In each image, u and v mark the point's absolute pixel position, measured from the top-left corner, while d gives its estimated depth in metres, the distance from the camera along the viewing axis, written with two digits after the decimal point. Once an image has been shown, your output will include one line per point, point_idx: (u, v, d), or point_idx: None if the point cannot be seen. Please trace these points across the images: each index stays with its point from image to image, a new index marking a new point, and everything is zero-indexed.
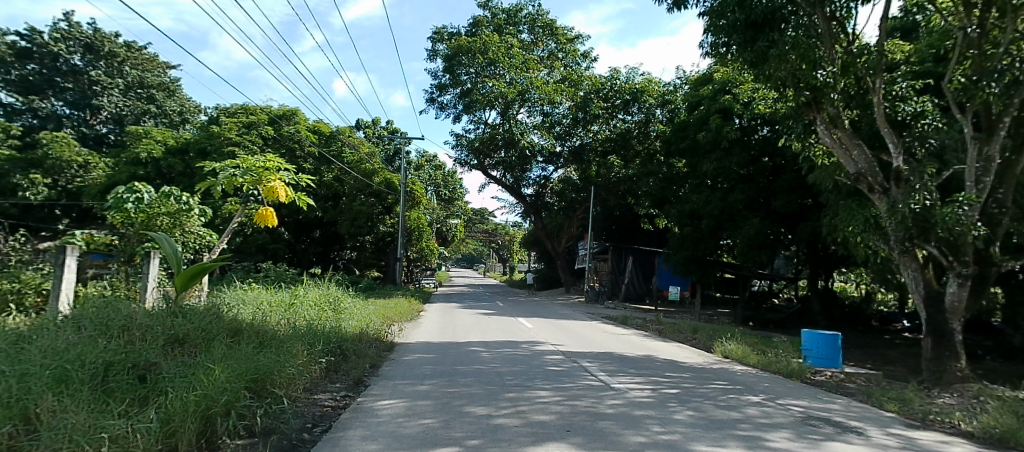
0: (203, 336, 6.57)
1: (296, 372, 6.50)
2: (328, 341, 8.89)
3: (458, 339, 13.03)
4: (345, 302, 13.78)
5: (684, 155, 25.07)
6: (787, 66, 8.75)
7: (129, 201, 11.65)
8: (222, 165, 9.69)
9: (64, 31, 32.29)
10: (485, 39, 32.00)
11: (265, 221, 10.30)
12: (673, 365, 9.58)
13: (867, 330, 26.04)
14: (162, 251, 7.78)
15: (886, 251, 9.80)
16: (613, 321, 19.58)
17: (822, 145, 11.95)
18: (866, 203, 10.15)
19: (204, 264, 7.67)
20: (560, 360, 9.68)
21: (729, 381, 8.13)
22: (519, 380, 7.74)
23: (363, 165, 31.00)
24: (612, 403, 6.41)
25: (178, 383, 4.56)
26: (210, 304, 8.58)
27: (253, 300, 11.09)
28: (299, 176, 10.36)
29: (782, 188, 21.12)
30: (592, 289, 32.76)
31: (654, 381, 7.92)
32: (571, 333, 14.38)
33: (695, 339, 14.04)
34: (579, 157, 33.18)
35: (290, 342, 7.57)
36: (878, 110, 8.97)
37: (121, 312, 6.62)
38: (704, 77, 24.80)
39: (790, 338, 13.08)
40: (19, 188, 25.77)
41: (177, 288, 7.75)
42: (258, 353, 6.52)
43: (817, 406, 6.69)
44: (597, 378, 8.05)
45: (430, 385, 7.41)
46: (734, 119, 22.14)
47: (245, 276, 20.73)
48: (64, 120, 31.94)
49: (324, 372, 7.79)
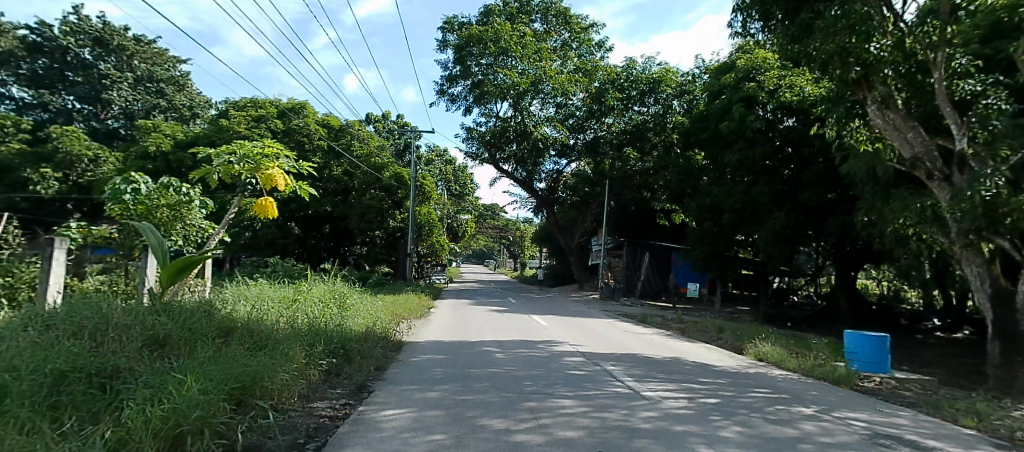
0: (187, 338, 5.83)
1: (291, 378, 5.76)
2: (329, 341, 8.18)
3: (471, 338, 12.35)
4: (351, 298, 13.09)
5: (705, 147, 24.17)
6: (834, 40, 7.87)
7: (127, 192, 11.07)
8: (216, 151, 8.98)
9: (75, 25, 31.95)
10: (497, 28, 31.14)
11: (265, 212, 9.63)
12: (705, 370, 8.77)
13: (897, 329, 25.14)
14: (146, 242, 7.10)
15: (943, 244, 8.97)
16: (632, 319, 18.79)
17: (865, 130, 11.04)
18: (920, 191, 9.27)
19: (192, 257, 7.01)
20: (581, 362, 8.91)
21: (771, 390, 7.31)
22: (539, 387, 6.99)
23: (372, 158, 30.31)
24: (646, 416, 5.63)
25: (142, 394, 3.83)
26: (201, 299, 7.92)
27: (256, 296, 10.48)
28: (301, 163, 9.64)
29: (809, 180, 20.18)
30: (606, 285, 31.94)
31: (689, 389, 7.13)
32: (590, 333, 13.61)
33: (722, 339, 13.24)
34: (594, 150, 32.25)
35: (286, 342, 6.85)
36: (938, 88, 8.11)
37: (97, 307, 5.89)
38: (725, 65, 23.91)
39: (826, 340, 12.22)
40: (29, 182, 25.35)
41: (162, 283, 7.08)
42: (249, 356, 5.81)
43: (880, 421, 5.86)
44: (625, 384, 7.29)
45: (441, 391, 6.68)
46: (758, 108, 21.16)
47: (252, 271, 20.17)
48: (75, 114, 31.54)
49: (323, 376, 7.07)
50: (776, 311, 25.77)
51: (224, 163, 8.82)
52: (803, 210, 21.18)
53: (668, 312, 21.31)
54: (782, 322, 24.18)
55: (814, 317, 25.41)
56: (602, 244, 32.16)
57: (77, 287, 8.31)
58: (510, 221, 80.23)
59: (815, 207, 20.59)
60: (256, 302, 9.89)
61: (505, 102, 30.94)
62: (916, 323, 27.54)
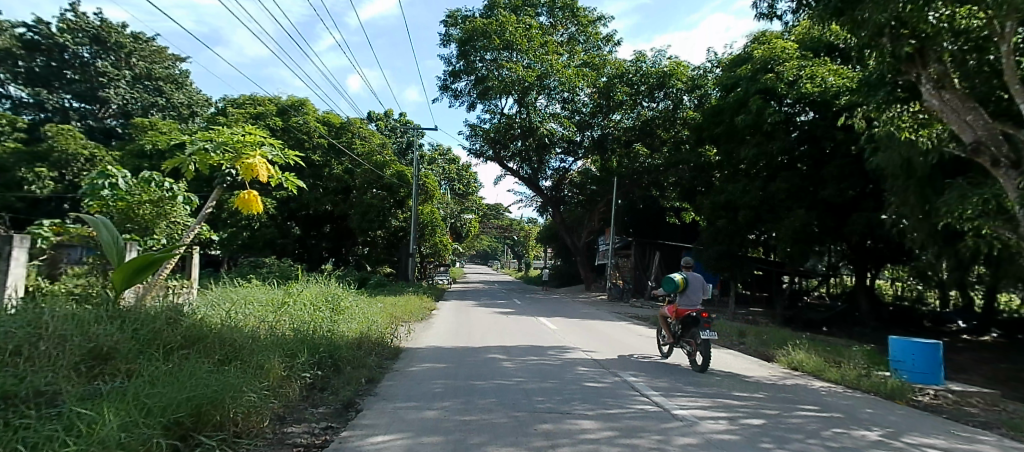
0: (139, 348, 4.92)
1: (260, 399, 4.83)
2: (314, 350, 7.25)
3: (474, 343, 11.45)
4: (345, 300, 12.19)
5: (718, 142, 23.27)
6: (890, 8, 6.97)
7: (104, 188, 10.21)
8: (189, 138, 8.04)
9: (71, 22, 30.97)
10: (502, 20, 30.12)
11: (248, 206, 8.68)
12: (737, 381, 7.84)
13: (920, 332, 24.12)
14: (99, 241, 6.23)
15: (1009, 240, 7.98)
16: (645, 321, 17.78)
17: (911, 116, 10.04)
18: (980, 182, 8.27)
19: (153, 256, 6.11)
20: (598, 373, 7.98)
21: (820, 407, 6.38)
22: (554, 403, 6.06)
23: (374, 156, 29.38)
24: (684, 444, 4.67)
25: (44, 432, 2.88)
26: (169, 303, 6.97)
27: (241, 300, 9.66)
28: (287, 152, 8.64)
29: (831, 175, 19.28)
30: (614, 286, 30.96)
31: (726, 407, 6.18)
32: (603, 337, 12.68)
33: (746, 346, 12.28)
34: (602, 147, 31.39)
35: (262, 354, 5.89)
36: (1007, 64, 7.18)
37: (34, 311, 4.95)
38: (739, 58, 23.00)
39: (861, 346, 11.25)
40: (22, 183, 24.52)
41: (116, 287, 6.18)
42: (214, 372, 4.88)
43: (962, 448, 4.90)
44: (650, 400, 6.37)
45: (440, 410, 5.74)
46: (777, 100, 20.18)
47: (247, 271, 19.26)
48: (71, 113, 30.52)
49: (305, 393, 6.16)
50: (792, 313, 24.80)
51: (199, 151, 7.87)
52: (824, 207, 20.24)
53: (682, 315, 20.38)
54: (799, 324, 23.21)
55: (832, 320, 24.49)
56: (609, 244, 31.22)
57: (45, 287, 7.46)
58: (514, 221, 79.30)
59: (837, 203, 19.65)
60: (239, 305, 9.07)
61: (510, 97, 30.03)
62: (938, 326, 26.42)
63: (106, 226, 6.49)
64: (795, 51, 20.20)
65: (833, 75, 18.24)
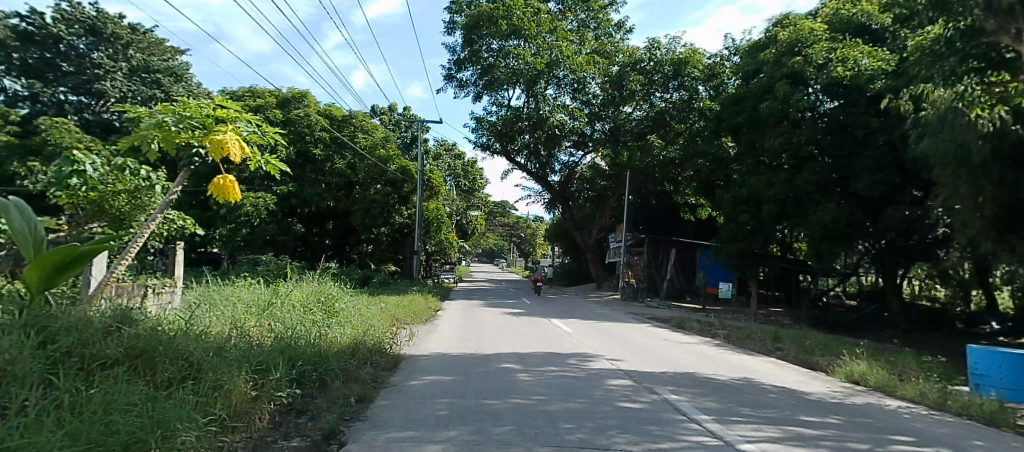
0: (42, 369, 3.65)
1: (202, 439, 3.60)
2: (293, 362, 6.02)
3: (484, 350, 10.25)
4: (340, 301, 10.97)
5: (740, 132, 22.00)
6: None
7: (72, 176, 8.44)
8: (148, 111, 6.75)
9: (66, 12, 27.89)
10: (508, 4, 28.76)
11: (224, 193, 7.21)
12: (798, 400, 6.64)
13: (953, 333, 22.83)
14: (12, 230, 5.10)
15: None
16: (667, 324, 16.44)
17: None
18: None
19: (76, 248, 4.98)
20: (632, 390, 6.79)
21: (917, 440, 5.16)
22: (588, 434, 4.85)
23: (377, 150, 28.28)
24: None
25: None
26: (113, 304, 5.76)
27: (220, 301, 8.57)
28: (266, 127, 7.36)
29: (863, 166, 17.89)
30: (627, 285, 29.71)
31: (802, 439, 4.97)
32: (625, 342, 11.47)
33: (784, 352, 11.12)
34: (614, 140, 30.17)
35: (225, 369, 4.66)
36: None
37: None
38: (761, 44, 21.78)
39: (918, 355, 9.99)
40: (15, 178, 21.90)
41: (31, 287, 4.99)
42: (148, 403, 3.62)
43: None
44: (705, 429, 5.14)
45: (445, 444, 4.53)
46: (805, 86, 18.97)
47: (241, 270, 18.07)
48: (67, 107, 27.07)
49: (277, 418, 4.97)
50: (817, 314, 23.50)
51: (158, 125, 6.57)
52: (856, 201, 18.92)
53: (706, 316, 19.04)
54: (825, 326, 21.89)
55: (859, 321, 23.17)
56: (621, 241, 29.93)
57: None
58: (518, 219, 78.75)
59: (870, 197, 18.39)
60: (215, 307, 7.92)
61: (517, 87, 28.84)
62: (970, 328, 25.00)
63: (21, 210, 5.34)
64: (823, 32, 19.03)
65: (867, 58, 17.50)
